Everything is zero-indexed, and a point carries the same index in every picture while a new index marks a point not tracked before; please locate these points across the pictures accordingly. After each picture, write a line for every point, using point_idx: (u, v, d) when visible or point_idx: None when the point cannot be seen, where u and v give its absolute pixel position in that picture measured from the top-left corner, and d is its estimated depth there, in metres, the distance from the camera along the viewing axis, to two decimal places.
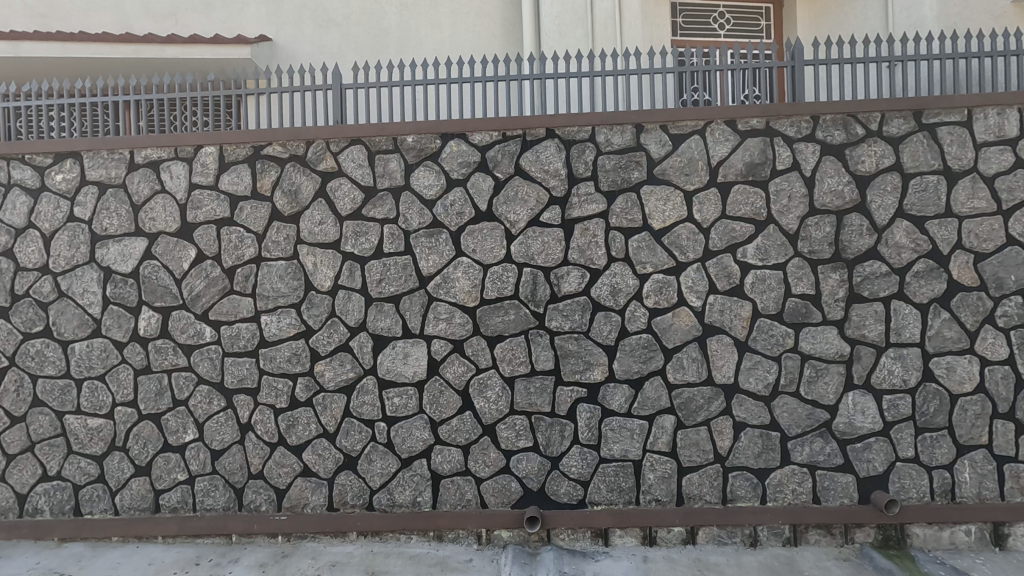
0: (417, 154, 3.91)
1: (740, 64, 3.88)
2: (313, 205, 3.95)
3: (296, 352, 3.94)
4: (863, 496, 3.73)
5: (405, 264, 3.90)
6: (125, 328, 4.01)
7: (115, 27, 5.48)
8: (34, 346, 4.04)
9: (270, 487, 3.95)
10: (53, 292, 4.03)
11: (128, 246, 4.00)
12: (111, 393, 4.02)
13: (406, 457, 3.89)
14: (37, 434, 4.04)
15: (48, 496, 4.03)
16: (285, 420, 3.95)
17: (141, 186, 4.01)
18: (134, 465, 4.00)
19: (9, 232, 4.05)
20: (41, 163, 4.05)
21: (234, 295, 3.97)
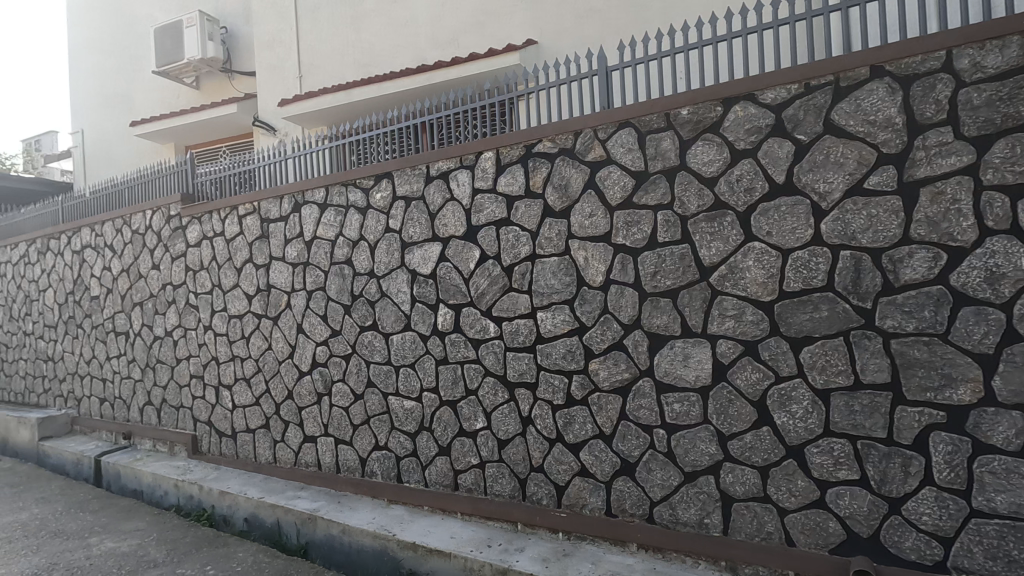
0: (695, 127, 3.42)
1: None
2: (583, 197, 3.81)
3: (571, 349, 3.87)
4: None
5: (683, 254, 3.45)
6: (428, 323, 4.53)
7: (414, 62, 6.53)
8: (367, 337, 4.88)
9: (551, 482, 3.97)
10: (378, 292, 4.80)
11: (428, 250, 4.51)
12: (419, 380, 4.59)
13: (690, 471, 3.45)
14: (371, 410, 4.88)
15: (380, 462, 4.83)
16: (562, 418, 3.92)
17: (436, 196, 4.47)
18: (438, 445, 4.50)
19: (348, 244, 4.98)
20: (367, 185, 4.88)
21: (513, 292, 4.11)
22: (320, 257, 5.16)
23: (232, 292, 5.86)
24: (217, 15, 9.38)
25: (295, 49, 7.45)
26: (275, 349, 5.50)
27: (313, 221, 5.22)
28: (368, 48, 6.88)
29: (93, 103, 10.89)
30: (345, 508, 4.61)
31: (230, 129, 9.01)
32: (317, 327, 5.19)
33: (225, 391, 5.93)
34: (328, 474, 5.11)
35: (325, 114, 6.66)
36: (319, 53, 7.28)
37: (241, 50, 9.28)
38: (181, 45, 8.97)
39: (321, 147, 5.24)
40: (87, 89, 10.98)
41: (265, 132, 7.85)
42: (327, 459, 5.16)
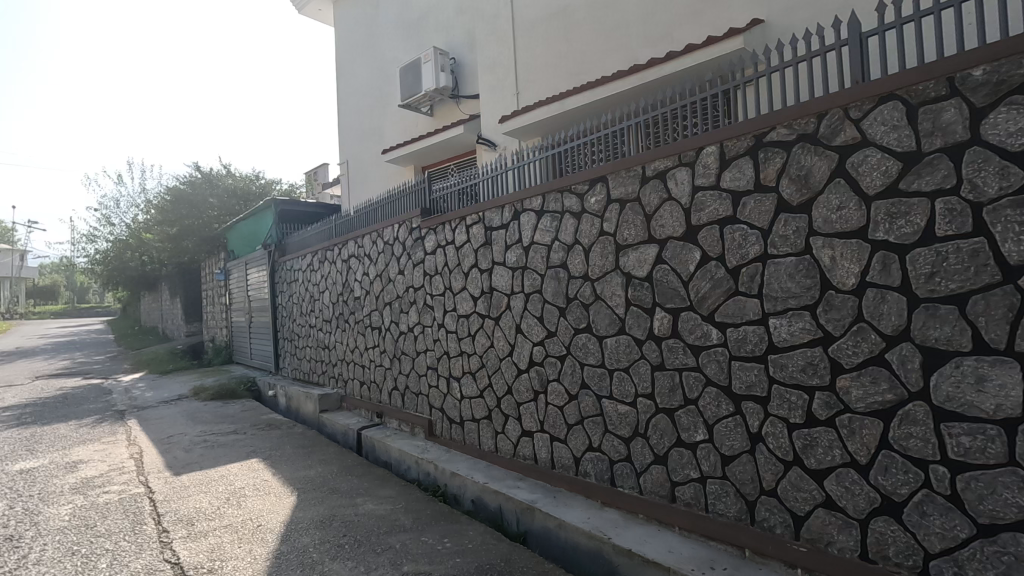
0: (992, 91, 2.72)
1: None
2: (829, 188, 3.32)
3: (813, 362, 3.39)
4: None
5: (975, 250, 2.76)
6: (644, 327, 4.41)
7: (626, 63, 6.93)
8: (581, 339, 4.96)
9: (786, 510, 3.54)
10: (592, 295, 4.85)
11: (644, 252, 4.41)
12: (633, 385, 4.50)
13: (986, 524, 2.74)
14: (584, 411, 4.94)
15: (594, 464, 4.86)
16: (801, 439, 3.46)
17: (653, 196, 4.34)
18: (653, 453, 4.35)
19: (563, 248, 5.14)
20: (582, 190, 4.96)
21: (740, 297, 3.77)
22: (537, 261, 5.42)
23: (461, 294, 6.52)
24: (447, 49, 10.62)
25: (513, 69, 8.18)
26: (497, 347, 5.96)
27: (530, 228, 5.51)
28: (580, 57, 7.38)
29: (354, 138, 13.24)
30: (561, 503, 4.75)
31: (457, 148, 10.11)
32: (534, 327, 5.46)
33: (454, 382, 6.62)
34: (544, 469, 5.33)
35: (551, 121, 7.29)
36: (533, 68, 7.90)
37: (466, 77, 10.37)
38: (419, 79, 10.34)
39: (538, 156, 5.52)
40: (350, 126, 13.39)
41: (487, 148, 8.70)
42: (542, 454, 5.39)
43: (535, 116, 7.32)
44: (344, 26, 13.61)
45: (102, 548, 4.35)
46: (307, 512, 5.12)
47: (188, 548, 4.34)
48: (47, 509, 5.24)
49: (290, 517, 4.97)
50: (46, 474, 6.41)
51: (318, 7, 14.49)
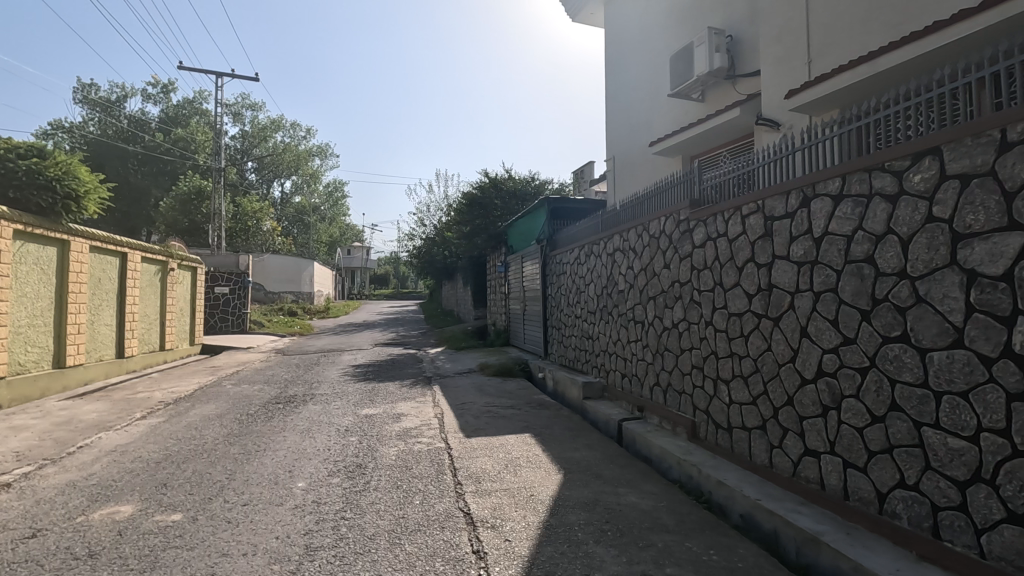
0: None
1: None
2: None
3: None
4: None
5: None
6: (995, 341, 3.35)
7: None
8: (893, 350, 4.05)
9: None
10: (912, 297, 3.91)
11: (1000, 243, 3.34)
12: (976, 415, 3.46)
13: None
14: (896, 439, 4.02)
15: (907, 505, 3.93)
16: None
17: (1018, 167, 3.25)
18: (1005, 509, 3.29)
19: (870, 239, 4.26)
20: (900, 168, 4.04)
21: None
22: (833, 255, 4.63)
23: (733, 291, 6.02)
24: (723, 27, 9.93)
25: (805, 34, 7.21)
26: (776, 351, 5.32)
27: (824, 216, 4.74)
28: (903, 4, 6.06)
29: (621, 133, 13.45)
30: (859, 543, 3.98)
31: (732, 132, 9.39)
32: (826, 332, 4.69)
33: (723, 385, 6.17)
34: (834, 498, 4.56)
35: (859, 86, 6.21)
36: (834, 28, 6.79)
37: (746, 54, 9.47)
38: (692, 63, 9.90)
39: (838, 130, 4.69)
40: (619, 121, 13.64)
41: (768, 128, 7.87)
42: (833, 481, 4.61)
43: (838, 82, 6.31)
44: (615, 24, 13.89)
45: (416, 487, 5.38)
46: (573, 492, 5.43)
47: (476, 502, 5.04)
48: (382, 448, 6.74)
49: (559, 494, 5.34)
50: (381, 420, 8.25)
51: (591, 12, 15.16)
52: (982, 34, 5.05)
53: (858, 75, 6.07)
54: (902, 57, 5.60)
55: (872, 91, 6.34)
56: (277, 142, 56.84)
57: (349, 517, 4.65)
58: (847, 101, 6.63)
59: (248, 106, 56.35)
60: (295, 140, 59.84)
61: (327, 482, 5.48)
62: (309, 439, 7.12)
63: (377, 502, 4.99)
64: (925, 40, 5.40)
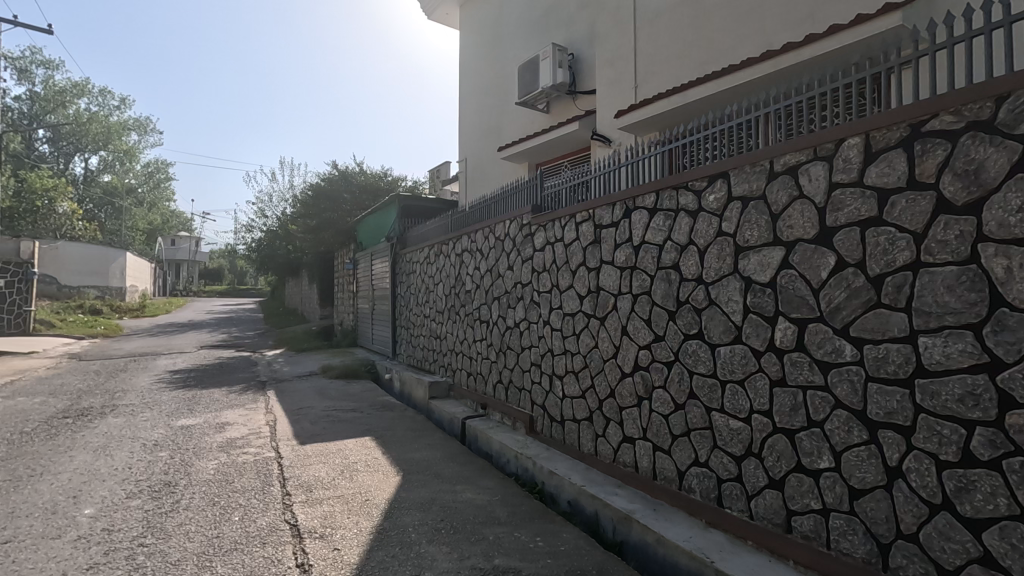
0: None
1: None
2: (1009, 184, 2.74)
3: (974, 392, 2.84)
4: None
5: None
6: (763, 337, 4.02)
7: (760, 49, 6.45)
8: (691, 346, 4.66)
9: (930, 562, 3.02)
10: (706, 300, 4.53)
11: (767, 256, 4.02)
12: (749, 399, 4.12)
13: None
14: (692, 423, 4.63)
15: (699, 480, 4.55)
16: (953, 480, 2.92)
17: (780, 194, 3.94)
18: (768, 476, 3.96)
19: (676, 249, 4.86)
20: (699, 188, 4.66)
21: (882, 310, 3.27)
22: (647, 262, 5.19)
23: (567, 292, 6.45)
24: (566, 45, 10.60)
25: (632, 61, 8.01)
26: (602, 348, 5.80)
27: (642, 226, 5.29)
28: (708, 46, 7.00)
29: (473, 135, 13.68)
30: (662, 517, 4.50)
31: (572, 144, 10.06)
32: (642, 331, 5.24)
33: (557, 380, 6.57)
34: (645, 478, 5.11)
35: (673, 114, 7.05)
36: (656, 59, 7.65)
37: (585, 73, 10.22)
38: (538, 75, 10.42)
39: (655, 151, 5.26)
40: (471, 124, 13.87)
41: (602, 143, 8.58)
42: (645, 463, 5.16)
43: (657, 108, 7.10)
44: (469, 27, 14.10)
45: (236, 503, 4.91)
46: (411, 493, 5.37)
47: (305, 513, 4.75)
48: (199, 462, 6.04)
49: (396, 496, 5.25)
50: (200, 431, 7.39)
51: (446, 12, 15.21)
52: (761, 80, 6.05)
53: (671, 104, 6.90)
54: (704, 92, 6.49)
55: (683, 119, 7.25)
56: (79, 109, 48.16)
57: (149, 543, 4.09)
58: (663, 126, 7.50)
59: (39, 62, 46.99)
60: (105, 109, 51.30)
61: (124, 506, 4.76)
62: (104, 458, 6.12)
63: (187, 522, 4.46)
64: (721, 80, 6.33)
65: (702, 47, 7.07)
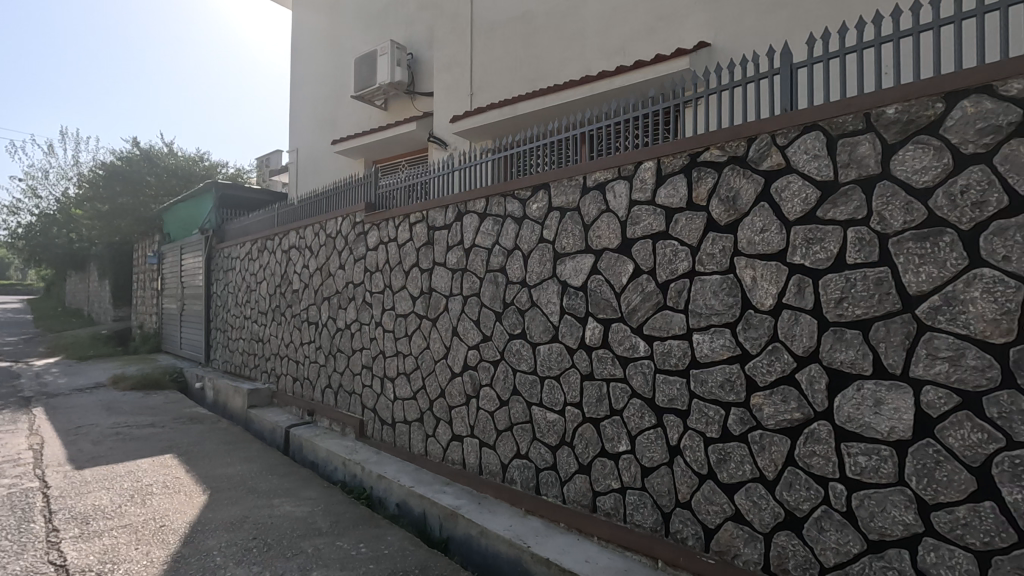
0: (902, 129, 2.83)
1: None
2: (755, 210, 3.39)
3: (730, 379, 3.45)
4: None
5: (880, 278, 2.87)
6: (576, 336, 4.42)
7: (581, 73, 7.04)
8: (515, 345, 4.93)
9: (698, 523, 3.59)
10: (528, 302, 4.83)
11: (580, 262, 4.42)
12: (564, 393, 4.49)
13: (875, 540, 2.85)
14: (515, 418, 4.91)
15: (520, 471, 4.84)
16: (715, 453, 3.52)
17: (591, 207, 4.36)
18: (578, 462, 4.36)
19: (503, 253, 5.11)
20: (524, 196, 4.96)
21: (667, 311, 3.81)
22: (477, 264, 5.37)
23: (400, 293, 6.39)
24: (406, 43, 10.50)
25: (469, 69, 8.23)
26: (433, 349, 5.86)
27: (472, 230, 5.46)
28: (538, 64, 7.47)
29: (306, 125, 12.84)
30: (485, 510, 4.69)
31: (410, 144, 9.98)
32: (471, 331, 5.40)
33: (388, 383, 6.47)
34: (472, 474, 5.28)
35: (504, 124, 7.40)
36: (491, 69, 7.97)
37: (423, 74, 10.22)
38: (375, 70, 10.17)
39: (485, 159, 5.45)
40: (303, 113, 13.00)
41: (438, 146, 8.66)
42: (472, 459, 5.33)
43: (490, 117, 7.38)
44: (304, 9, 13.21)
45: None
46: (218, 512, 4.87)
47: (77, 549, 4.04)
48: None
49: (200, 518, 4.72)
50: None
51: None
52: (581, 101, 6.63)
53: (503, 115, 7.23)
54: (532, 107, 6.92)
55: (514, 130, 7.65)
56: None
57: None
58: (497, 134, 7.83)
59: None
60: None
61: None
62: None
63: None
64: (547, 97, 6.81)
65: (533, 63, 7.51)
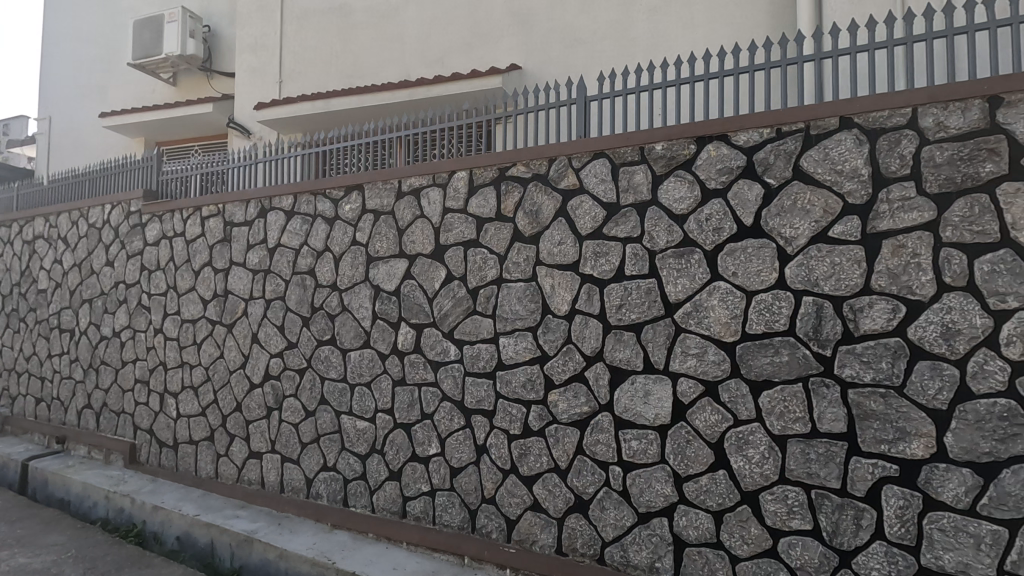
0: (667, 163, 3.38)
1: None
2: (554, 224, 3.72)
3: (531, 379, 3.74)
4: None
5: (650, 288, 3.38)
6: (388, 341, 4.36)
7: (400, 77, 6.99)
8: (324, 352, 4.68)
9: (502, 516, 3.80)
10: (338, 306, 4.63)
11: (393, 266, 4.38)
12: (374, 400, 4.40)
13: (644, 512, 3.33)
14: (322, 428, 4.66)
15: (327, 484, 4.60)
16: (517, 448, 3.77)
17: (406, 212, 4.36)
18: (388, 469, 4.30)
19: (312, 254, 4.82)
20: (336, 196, 4.75)
21: (476, 316, 3.98)
22: (282, 265, 4.99)
23: (188, 296, 5.62)
24: (202, 14, 9.32)
25: (278, 55, 7.63)
26: (227, 358, 5.26)
27: (277, 228, 5.05)
28: (355, 61, 7.23)
29: (64, 91, 10.59)
30: (285, 530, 4.35)
31: (204, 128, 8.85)
32: (274, 338, 4.98)
33: (170, 399, 5.64)
34: (272, 493, 4.85)
35: (317, 118, 6.99)
36: (304, 59, 7.50)
37: (223, 52, 9.17)
38: (161, 39, 8.84)
39: (292, 153, 5.08)
40: (61, 76, 10.70)
41: (240, 134, 7.84)
42: (272, 477, 4.91)
43: (301, 109, 6.91)
44: None
45: None
46: None
47: None
48: None
49: None
50: None
51: None
52: (399, 105, 6.58)
53: (316, 108, 6.83)
54: (348, 104, 6.67)
55: (328, 126, 7.27)
56: None
57: None
58: (309, 128, 7.36)
59: None
60: None
61: None
62: None
63: None
64: (364, 96, 6.62)
65: (352, 59, 7.25)
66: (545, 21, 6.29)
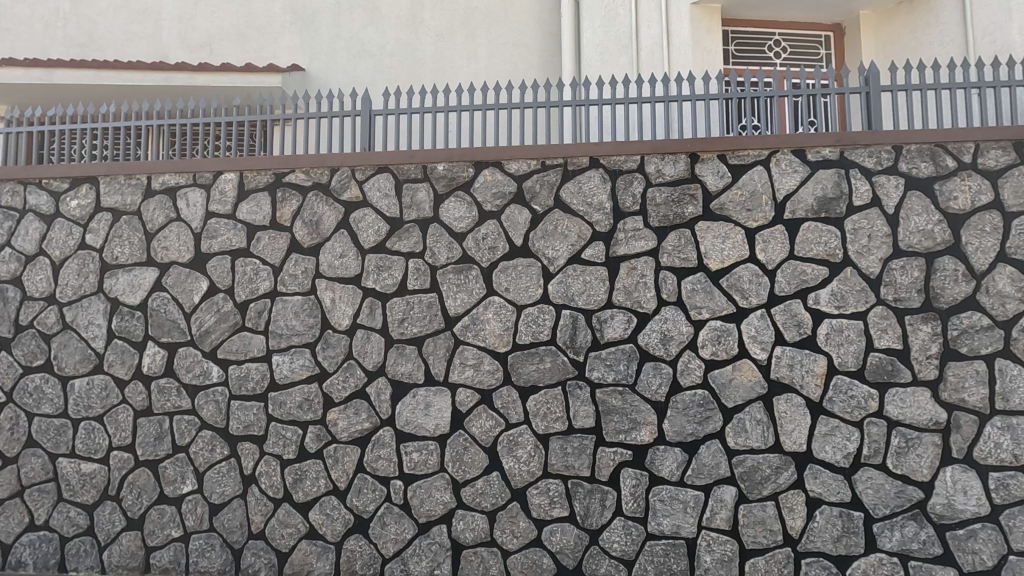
0: (448, 184, 3.55)
1: (795, 93, 3.31)
2: (335, 236, 3.60)
3: (308, 398, 3.53)
4: (1000, 565, 3.02)
5: (430, 302, 3.49)
6: (128, 364, 3.68)
7: (154, 56, 6.04)
8: (33, 381, 3.75)
9: (272, 550, 3.48)
10: (58, 324, 3.76)
11: (138, 276, 3.73)
12: (108, 436, 3.66)
13: (424, 522, 3.39)
14: (28, 478, 3.71)
15: (34, 548, 3.66)
16: (292, 473, 3.51)
17: (157, 213, 3.76)
18: (125, 518, 3.60)
19: (19, 259, 3.85)
20: (57, 189, 3.87)
21: (245, 332, 3.62)
22: None
23: None
24: None
25: None
26: None
27: None
28: (91, 28, 6.04)
29: None
30: None
31: None
32: None
33: None
34: None
35: (33, 90, 5.62)
36: (16, 16, 6.03)
37: None
38: None
39: None
40: None
41: None
42: None
43: (7, 75, 5.47)
44: None
45: None
46: None
47: None
48: None
49: None
50: None
51: None
52: (152, 88, 5.67)
53: (31, 78, 5.49)
54: (80, 78, 5.52)
55: (49, 101, 5.89)
56: None
57: None
58: (19, 101, 5.87)
59: None
60: None
61: None
62: None
63: None
64: (104, 72, 5.55)
65: (87, 25, 6.04)
66: (330, 26, 6.09)
